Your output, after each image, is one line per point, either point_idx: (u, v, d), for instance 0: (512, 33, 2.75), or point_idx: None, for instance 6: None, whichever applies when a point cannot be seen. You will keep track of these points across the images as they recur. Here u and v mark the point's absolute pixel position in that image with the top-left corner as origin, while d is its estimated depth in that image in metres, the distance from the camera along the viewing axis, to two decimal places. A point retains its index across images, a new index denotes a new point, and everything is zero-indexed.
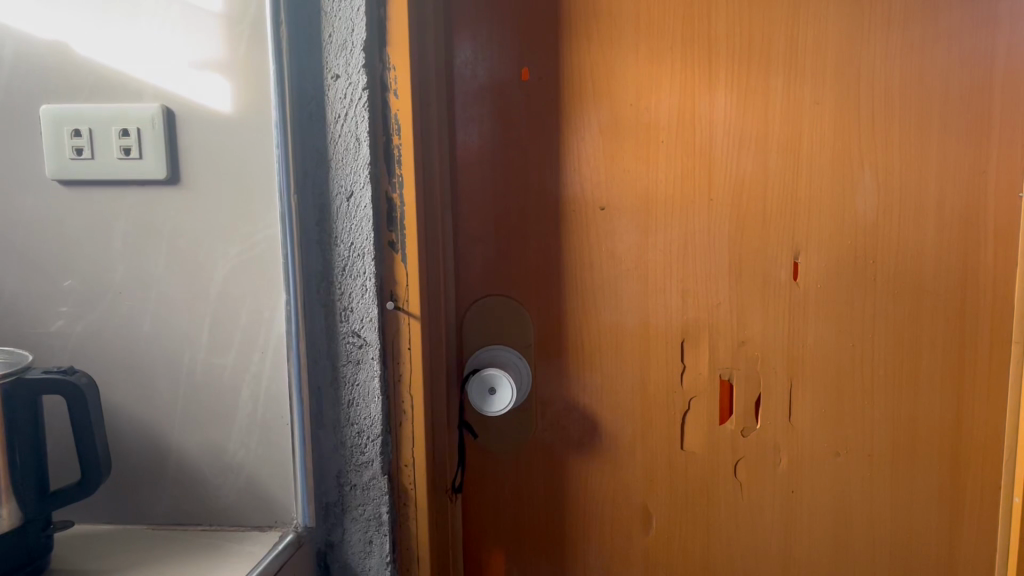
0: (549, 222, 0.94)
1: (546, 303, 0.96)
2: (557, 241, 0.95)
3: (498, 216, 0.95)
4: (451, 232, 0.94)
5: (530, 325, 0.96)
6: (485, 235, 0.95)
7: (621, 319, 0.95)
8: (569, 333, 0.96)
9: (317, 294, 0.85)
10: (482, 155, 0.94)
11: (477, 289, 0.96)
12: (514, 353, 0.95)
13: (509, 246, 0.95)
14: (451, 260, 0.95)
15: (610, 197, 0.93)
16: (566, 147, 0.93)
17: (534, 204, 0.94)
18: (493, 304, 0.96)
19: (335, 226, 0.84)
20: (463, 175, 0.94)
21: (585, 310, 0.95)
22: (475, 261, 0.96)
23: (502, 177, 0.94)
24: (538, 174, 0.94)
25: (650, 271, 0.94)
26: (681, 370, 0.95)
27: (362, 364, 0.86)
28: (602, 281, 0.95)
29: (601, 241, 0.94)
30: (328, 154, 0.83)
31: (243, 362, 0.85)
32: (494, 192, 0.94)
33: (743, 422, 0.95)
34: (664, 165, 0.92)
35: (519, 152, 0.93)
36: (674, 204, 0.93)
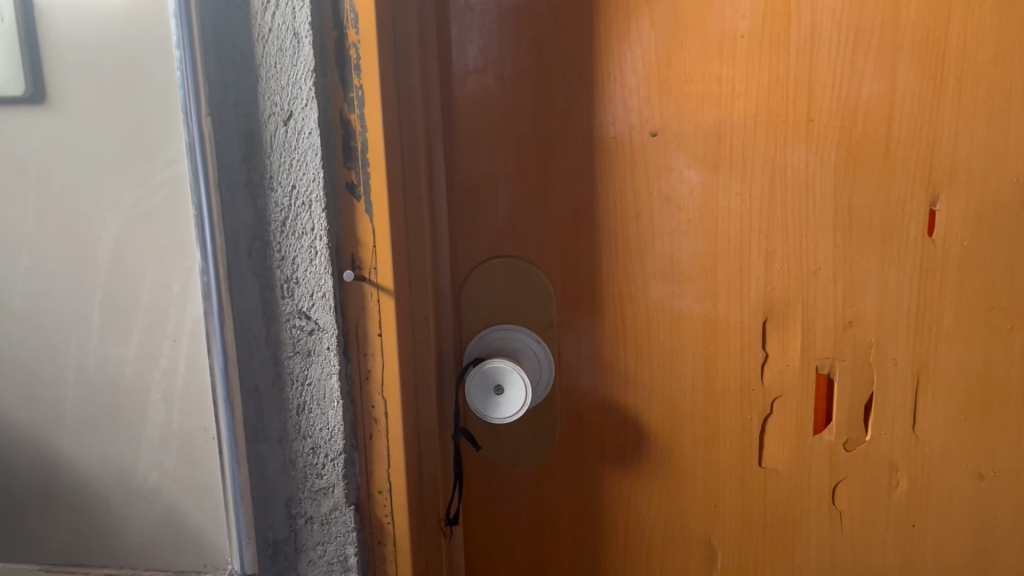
0: (577, 157, 0.68)
1: (575, 269, 0.70)
2: (591, 183, 0.68)
3: (507, 148, 0.68)
4: (439, 172, 0.68)
5: (552, 298, 0.70)
6: (490, 175, 0.69)
7: (678, 290, 0.69)
8: (607, 308, 0.70)
9: (248, 260, 0.60)
10: (484, 62, 0.67)
11: (479, 249, 0.71)
12: (528, 333, 0.70)
13: (522, 190, 0.69)
14: (440, 210, 0.69)
15: (665, 119, 0.66)
16: (604, 49, 0.66)
17: (556, 132, 0.68)
18: (499, 271, 0.70)
19: (268, 162, 0.58)
20: (456, 91, 0.68)
21: (629, 277, 0.69)
22: (475, 212, 0.70)
23: (512, 93, 0.67)
24: (563, 88, 0.67)
25: (721, 224, 0.67)
26: (761, 360, 0.69)
27: (314, 356, 0.62)
28: (653, 238, 0.68)
29: (652, 182, 0.67)
30: (254, 57, 0.57)
31: (150, 354, 0.61)
32: (499, 114, 0.68)
33: (847, 431, 0.69)
34: (744, 72, 0.65)
35: (535, 57, 0.66)
36: (758, 128, 0.65)
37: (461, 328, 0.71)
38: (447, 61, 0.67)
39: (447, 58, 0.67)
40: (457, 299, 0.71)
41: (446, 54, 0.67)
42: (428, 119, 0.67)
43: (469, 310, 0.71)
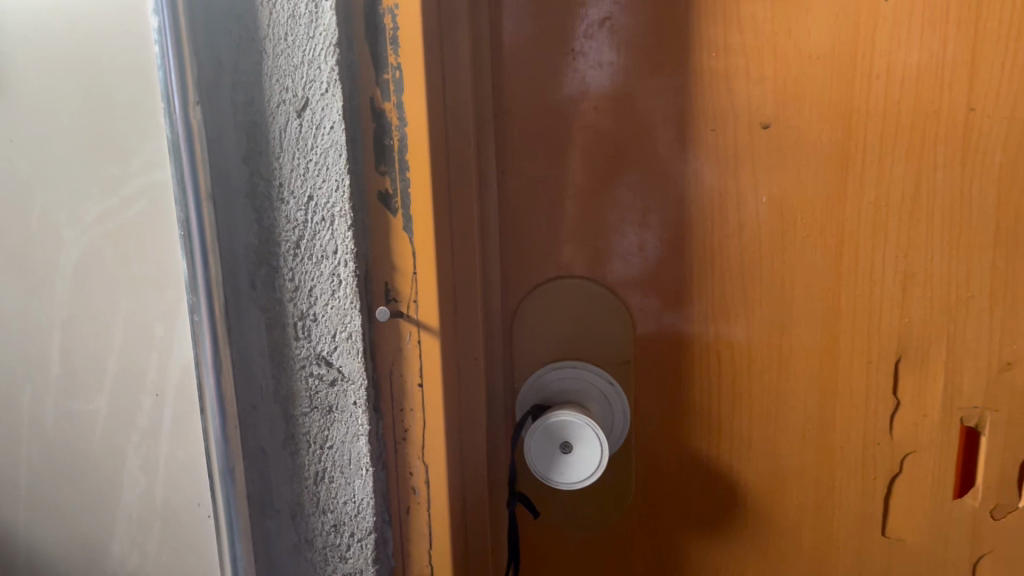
0: (664, 154, 0.54)
1: (659, 293, 0.56)
2: (681, 186, 0.54)
3: (576, 142, 0.54)
4: (490, 173, 0.55)
5: (628, 328, 0.57)
6: (554, 176, 0.55)
7: (789, 321, 0.55)
8: (697, 342, 0.57)
9: (251, 292, 0.47)
10: (547, 34, 0.53)
11: (538, 268, 0.57)
12: (598, 371, 0.57)
13: (593, 194, 0.55)
14: (490, 220, 0.56)
15: (781, 106, 0.52)
16: (701, 16, 0.52)
17: (638, 123, 0.54)
18: (562, 295, 0.57)
19: (276, 166, 0.45)
20: (511, 70, 0.54)
21: (726, 304, 0.56)
22: (534, 222, 0.56)
23: (584, 73, 0.53)
24: (647, 67, 0.53)
25: (848, 240, 0.53)
26: (891, 409, 0.56)
27: (336, 413, 0.48)
28: (759, 257, 0.55)
29: (759, 186, 0.54)
30: (257, 27, 0.43)
31: (125, 413, 0.47)
32: (565, 100, 0.54)
33: (996, 497, 0.56)
34: (885, 46, 0.50)
35: (613, 27, 0.53)
36: (902, 119, 0.51)
37: (515, 365, 0.58)
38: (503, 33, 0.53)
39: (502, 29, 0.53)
40: (509, 329, 0.58)
41: (501, 24, 0.53)
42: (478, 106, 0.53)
43: (524, 343, 0.58)
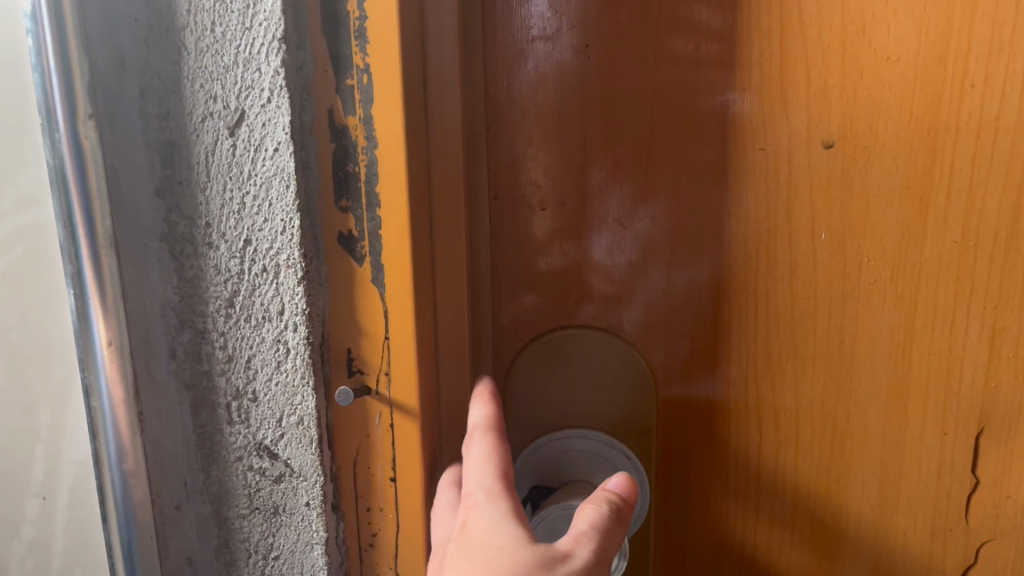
0: (699, 178, 0.44)
1: (688, 348, 0.46)
2: (718, 217, 0.44)
3: (589, 161, 0.44)
4: (483, 198, 0.44)
5: (648, 391, 0.47)
6: (561, 205, 0.44)
7: (848, 384, 0.45)
8: (733, 405, 0.46)
9: (169, 363, 0.35)
10: (557, 25, 0.42)
11: (539, 316, 0.46)
12: (610, 444, 0.46)
13: (610, 229, 0.45)
14: (481, 258, 0.45)
15: (847, 120, 0.42)
16: (751, 6, 0.41)
17: (667, 138, 0.43)
18: (568, 351, 0.46)
19: (202, 199, 0.34)
20: (510, 72, 0.43)
21: (770, 360, 0.46)
22: (536, 259, 0.45)
23: (601, 76, 0.43)
24: (681, 69, 0.42)
25: (924, 287, 0.43)
26: (968, 489, 0.46)
27: (283, 517, 0.37)
28: (813, 307, 0.44)
29: (816, 218, 0.43)
30: (174, 14, 0.32)
31: (5, 523, 0.37)
32: (577, 111, 0.43)
33: None
34: (984, 48, 0.40)
35: (638, 20, 0.42)
36: (1000, 139, 0.41)
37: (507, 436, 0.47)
38: (501, 24, 0.42)
39: (500, 19, 0.42)
40: (501, 392, 0.47)
41: (499, 13, 0.42)
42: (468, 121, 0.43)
43: (519, 409, 0.47)
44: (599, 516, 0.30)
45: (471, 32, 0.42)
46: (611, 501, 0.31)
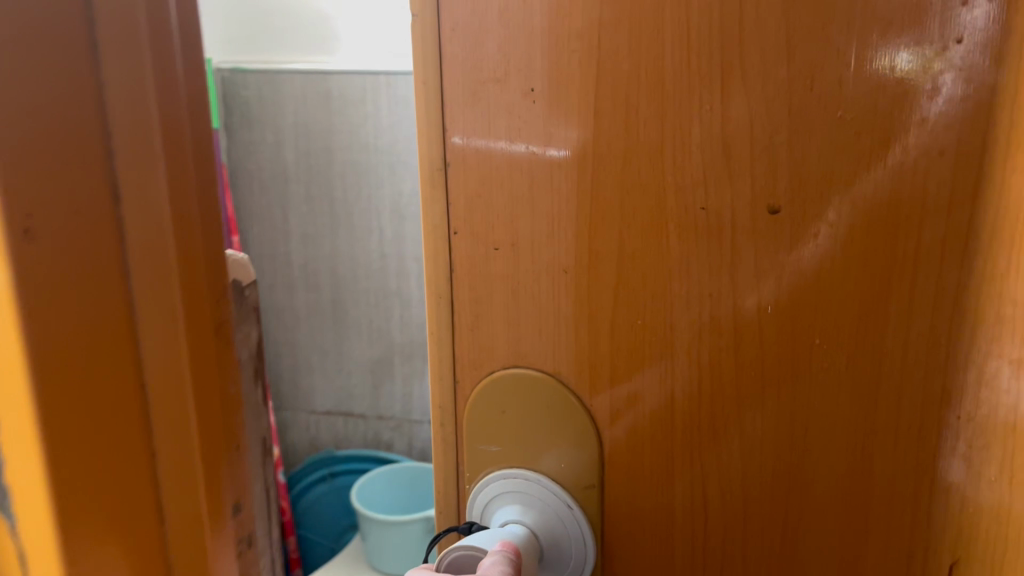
0: (655, 242, 0.39)
1: (631, 411, 0.42)
2: (659, 276, 0.39)
3: (525, 203, 0.41)
4: (445, 229, 0.44)
5: (586, 445, 0.43)
6: (512, 247, 0.42)
7: (800, 478, 0.39)
8: (675, 478, 0.42)
9: None
10: (504, 64, 0.40)
11: (493, 354, 0.44)
12: (552, 489, 0.44)
13: (554, 280, 0.42)
14: (437, 289, 0.45)
15: (794, 182, 0.36)
16: (685, 57, 0.37)
17: (633, 196, 0.39)
18: (515, 396, 0.44)
19: None
20: (458, 108, 0.42)
21: (713, 441, 0.40)
22: (489, 297, 0.44)
23: (534, 126, 0.40)
24: (629, 117, 0.38)
25: (886, 382, 0.36)
26: None
27: None
28: (759, 386, 0.39)
29: (761, 289, 0.37)
30: None
31: None
32: (529, 153, 0.40)
33: None
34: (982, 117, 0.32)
35: (577, 71, 0.38)
36: (986, 216, 0.33)
37: (461, 462, 0.48)
38: (453, 73, 0.41)
39: (451, 66, 0.41)
40: (459, 419, 0.47)
41: (451, 59, 0.41)
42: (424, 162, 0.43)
43: (474, 439, 0.46)
44: (503, 553, 0.39)
45: (426, 71, 0.42)
46: (507, 549, 0.40)
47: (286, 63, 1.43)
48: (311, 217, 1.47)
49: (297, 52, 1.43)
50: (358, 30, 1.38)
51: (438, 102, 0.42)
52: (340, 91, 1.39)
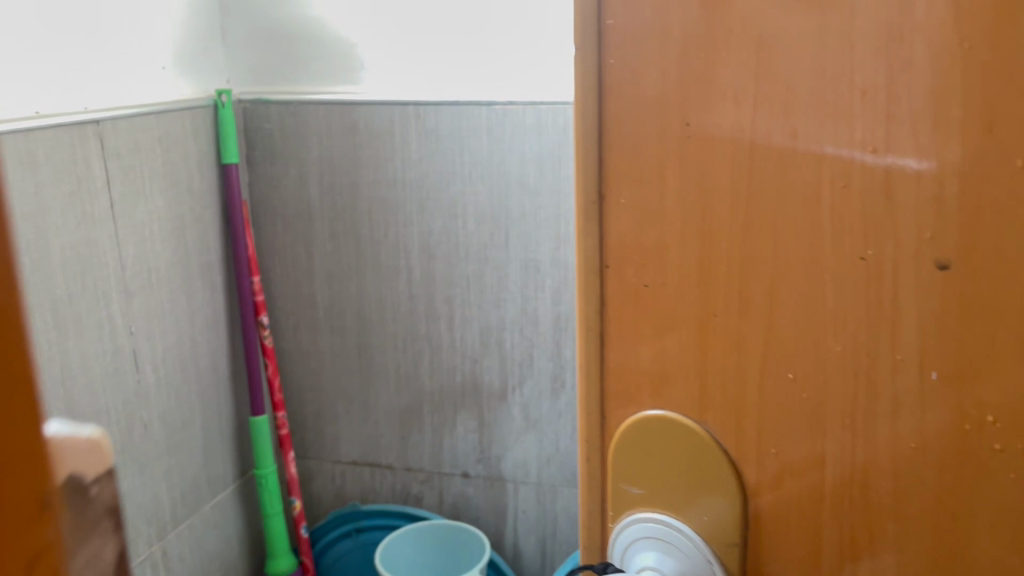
0: (800, 295, 0.42)
1: (773, 446, 0.45)
2: (811, 321, 0.42)
3: (680, 244, 0.46)
4: (599, 263, 0.49)
5: (728, 475, 0.47)
6: (662, 286, 0.47)
7: (959, 535, 0.40)
8: (827, 510, 0.44)
9: None
10: (659, 115, 0.44)
11: (638, 381, 0.50)
12: (692, 541, 0.49)
13: (699, 321, 0.46)
14: (588, 319, 0.50)
15: (963, 240, 0.37)
16: (842, 114, 0.39)
17: (780, 252, 0.42)
18: (660, 426, 0.49)
19: None
20: (618, 154, 0.46)
21: (867, 483, 0.42)
22: (640, 330, 0.48)
23: (687, 172, 0.44)
24: (774, 174, 0.42)
25: None
26: None
27: None
28: (915, 436, 0.40)
29: (924, 341, 0.39)
30: None
31: None
32: (678, 201, 0.45)
33: None
34: None
35: (729, 123, 0.42)
36: None
37: (607, 498, 0.54)
38: (614, 122, 0.46)
39: (613, 115, 0.46)
40: (604, 452, 0.54)
41: (612, 109, 0.46)
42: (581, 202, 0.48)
43: (622, 469, 0.52)
44: None
45: (588, 117, 0.46)
46: None
47: (310, 93, 1.40)
48: (337, 256, 1.45)
49: (321, 81, 1.40)
50: (385, 63, 1.36)
51: (596, 146, 0.47)
52: (367, 122, 1.37)
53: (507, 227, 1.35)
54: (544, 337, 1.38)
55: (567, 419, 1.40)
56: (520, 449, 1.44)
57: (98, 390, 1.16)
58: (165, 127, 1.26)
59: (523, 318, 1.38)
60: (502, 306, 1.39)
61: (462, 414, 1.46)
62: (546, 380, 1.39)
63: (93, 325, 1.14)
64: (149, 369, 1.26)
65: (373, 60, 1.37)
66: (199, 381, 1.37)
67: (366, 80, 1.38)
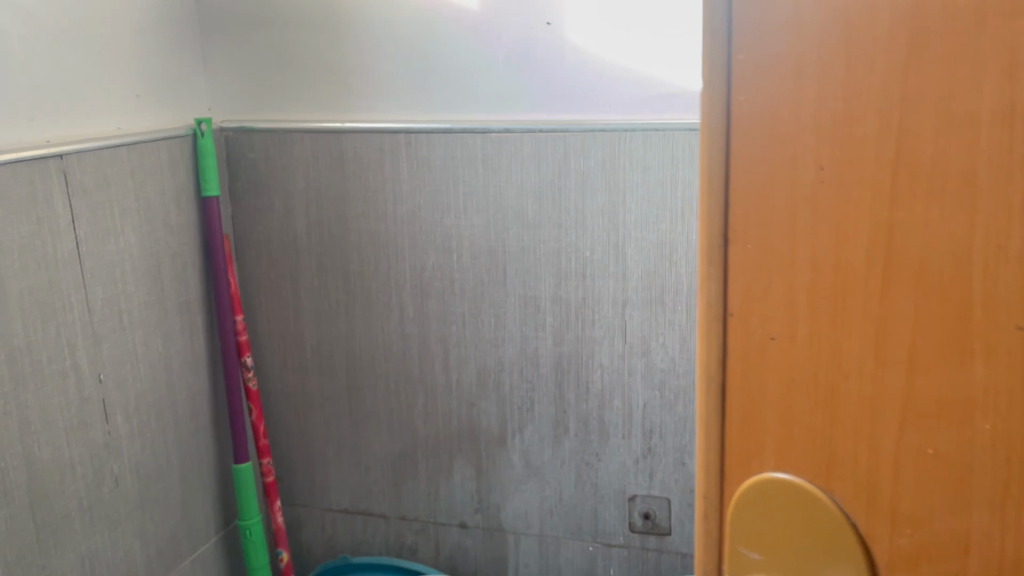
0: (966, 357, 0.32)
1: (916, 546, 0.36)
2: (988, 396, 0.32)
3: (814, 284, 0.37)
4: (716, 302, 0.40)
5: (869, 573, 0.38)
6: (791, 334, 0.38)
7: None
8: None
9: None
10: (798, 123, 0.36)
11: (763, 450, 0.40)
12: None
13: (832, 383, 0.37)
14: (708, 371, 0.41)
15: None
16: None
17: (932, 304, 0.33)
18: (786, 505, 0.40)
19: None
20: (741, 171, 0.38)
21: None
22: (766, 386, 0.40)
23: (826, 197, 0.35)
24: (945, 196, 0.32)
25: None
26: None
27: None
28: None
29: None
30: None
31: None
32: (813, 236, 0.36)
33: None
34: None
35: (884, 132, 0.33)
36: None
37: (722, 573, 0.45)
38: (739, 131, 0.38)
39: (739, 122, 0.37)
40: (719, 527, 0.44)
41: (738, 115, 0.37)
42: (704, 232, 0.40)
43: (739, 542, 0.43)
44: None
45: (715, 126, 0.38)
46: None
47: (294, 120, 1.32)
48: (325, 293, 1.36)
49: (307, 107, 1.32)
50: (374, 91, 1.29)
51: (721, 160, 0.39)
52: (355, 152, 1.30)
53: (505, 262, 1.27)
54: (545, 379, 1.29)
55: (569, 466, 1.32)
56: (521, 498, 1.36)
57: (63, 445, 1.07)
58: (138, 160, 1.18)
59: (523, 359, 1.30)
60: (500, 346, 1.30)
61: (459, 461, 1.37)
62: (548, 424, 1.31)
63: (56, 375, 1.06)
64: (121, 421, 1.17)
65: (361, 86, 1.29)
66: (176, 428, 1.28)
67: (354, 108, 1.30)
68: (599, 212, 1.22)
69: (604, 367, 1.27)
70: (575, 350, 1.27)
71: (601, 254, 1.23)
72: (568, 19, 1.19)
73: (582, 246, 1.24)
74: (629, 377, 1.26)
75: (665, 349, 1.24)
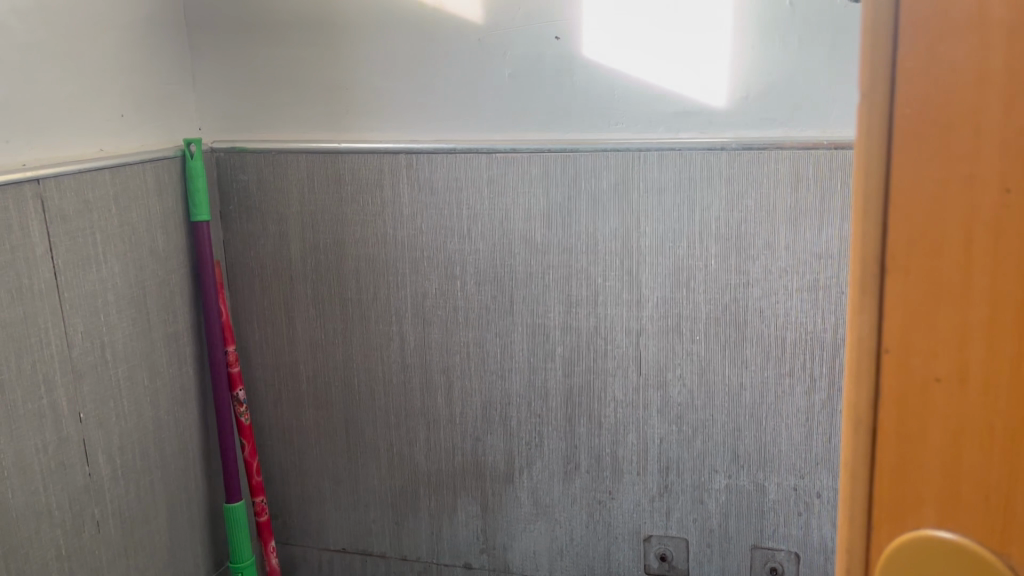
0: None
1: None
2: None
3: (997, 320, 0.33)
4: (869, 336, 0.36)
5: None
6: (965, 376, 0.34)
7: None
8: None
9: None
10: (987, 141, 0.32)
11: (921, 502, 0.36)
12: None
13: (1008, 429, 0.33)
14: (857, 411, 0.37)
15: None
16: None
17: None
18: (946, 562, 0.36)
19: None
20: (906, 194, 0.34)
21: None
22: (930, 433, 0.35)
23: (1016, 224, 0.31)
24: None
25: None
26: None
27: None
28: None
29: None
30: None
31: None
32: (990, 265, 0.32)
33: None
34: None
35: None
36: None
37: None
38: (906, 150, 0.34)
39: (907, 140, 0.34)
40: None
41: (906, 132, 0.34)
42: (857, 260, 0.36)
43: None
44: None
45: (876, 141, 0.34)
46: None
47: (289, 140, 1.26)
48: (321, 321, 1.29)
49: (302, 126, 1.26)
50: (374, 109, 1.22)
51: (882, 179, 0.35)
52: (353, 173, 1.23)
53: (513, 289, 1.20)
54: (554, 412, 1.22)
55: (581, 505, 1.25)
56: (529, 539, 1.28)
57: (39, 489, 1.00)
58: (121, 184, 1.11)
59: (531, 392, 1.22)
60: (507, 377, 1.23)
61: (463, 498, 1.29)
62: (558, 460, 1.24)
63: (31, 416, 0.98)
64: (102, 461, 1.10)
65: (360, 104, 1.23)
66: (163, 467, 1.20)
67: (352, 127, 1.24)
68: (612, 237, 1.15)
69: (618, 400, 1.20)
70: (587, 382, 1.20)
71: (614, 280, 1.16)
72: (578, 34, 1.13)
73: (594, 272, 1.17)
74: (644, 410, 1.19)
75: (683, 381, 1.17)
